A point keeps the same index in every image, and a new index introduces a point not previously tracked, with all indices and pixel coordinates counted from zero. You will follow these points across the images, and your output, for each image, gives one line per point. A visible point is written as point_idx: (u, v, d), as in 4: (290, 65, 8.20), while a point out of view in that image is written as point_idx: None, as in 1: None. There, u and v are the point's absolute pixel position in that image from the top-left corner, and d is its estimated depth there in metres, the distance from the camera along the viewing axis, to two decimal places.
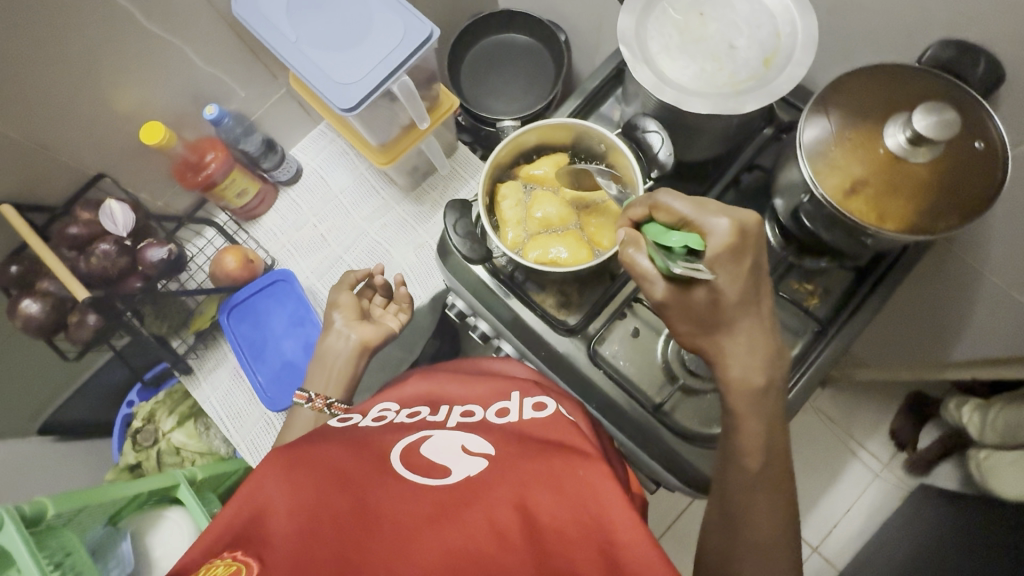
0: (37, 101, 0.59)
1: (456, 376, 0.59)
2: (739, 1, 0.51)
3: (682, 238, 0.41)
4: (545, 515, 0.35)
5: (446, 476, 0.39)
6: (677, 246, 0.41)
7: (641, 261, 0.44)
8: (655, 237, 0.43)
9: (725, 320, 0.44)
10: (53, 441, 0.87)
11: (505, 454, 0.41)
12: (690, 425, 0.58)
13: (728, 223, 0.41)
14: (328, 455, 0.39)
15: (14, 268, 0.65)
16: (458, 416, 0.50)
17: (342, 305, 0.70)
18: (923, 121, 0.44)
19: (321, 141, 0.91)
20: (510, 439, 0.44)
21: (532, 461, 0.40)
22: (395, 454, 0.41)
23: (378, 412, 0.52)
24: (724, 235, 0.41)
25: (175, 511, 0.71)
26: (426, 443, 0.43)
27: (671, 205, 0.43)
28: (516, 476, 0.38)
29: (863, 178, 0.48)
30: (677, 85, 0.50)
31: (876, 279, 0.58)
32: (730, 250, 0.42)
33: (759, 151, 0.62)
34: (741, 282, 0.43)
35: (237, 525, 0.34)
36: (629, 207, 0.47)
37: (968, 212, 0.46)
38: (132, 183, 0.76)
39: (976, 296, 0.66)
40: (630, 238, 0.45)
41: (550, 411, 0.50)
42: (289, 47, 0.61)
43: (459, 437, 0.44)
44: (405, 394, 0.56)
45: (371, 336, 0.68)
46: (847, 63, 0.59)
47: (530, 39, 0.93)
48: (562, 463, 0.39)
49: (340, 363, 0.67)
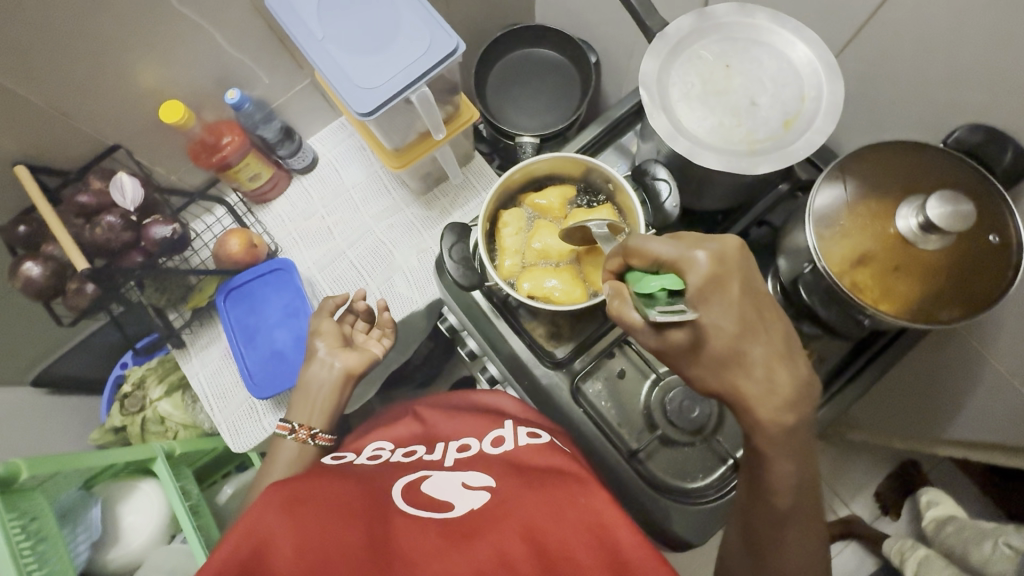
0: (61, 72, 0.60)
1: (448, 415, 0.59)
2: (767, 58, 0.51)
3: (661, 280, 0.39)
4: (558, 544, 0.35)
5: (449, 511, 0.39)
6: (657, 290, 0.39)
7: (629, 313, 0.42)
8: (634, 286, 0.41)
9: (732, 353, 0.40)
10: (45, 394, 0.89)
11: (506, 483, 0.42)
12: (664, 475, 0.57)
13: (705, 256, 0.39)
14: (328, 489, 0.39)
15: (22, 229, 0.66)
16: (455, 452, 0.50)
17: (324, 332, 0.71)
18: (937, 209, 0.43)
19: (340, 135, 0.92)
20: (512, 467, 0.45)
21: (536, 490, 0.40)
22: (397, 491, 0.42)
23: (373, 451, 0.53)
24: (703, 267, 0.39)
25: (148, 483, 0.73)
26: (426, 482, 0.44)
27: (645, 246, 0.40)
28: (521, 506, 0.38)
29: (869, 255, 0.47)
30: (692, 136, 0.50)
31: (875, 351, 0.57)
32: (714, 279, 0.39)
33: (772, 207, 0.61)
34: (734, 309, 0.39)
35: (237, 559, 0.32)
36: (608, 258, 0.45)
37: (973, 305, 0.45)
38: (148, 156, 0.77)
39: (978, 383, 0.63)
40: (613, 291, 0.44)
41: (550, 439, 0.50)
42: (315, 44, 0.61)
43: (458, 474, 0.45)
44: (399, 433, 0.57)
45: (355, 364, 0.69)
46: (874, 129, 0.57)
47: (560, 56, 0.92)
48: (568, 489, 0.40)
49: (323, 395, 0.67)
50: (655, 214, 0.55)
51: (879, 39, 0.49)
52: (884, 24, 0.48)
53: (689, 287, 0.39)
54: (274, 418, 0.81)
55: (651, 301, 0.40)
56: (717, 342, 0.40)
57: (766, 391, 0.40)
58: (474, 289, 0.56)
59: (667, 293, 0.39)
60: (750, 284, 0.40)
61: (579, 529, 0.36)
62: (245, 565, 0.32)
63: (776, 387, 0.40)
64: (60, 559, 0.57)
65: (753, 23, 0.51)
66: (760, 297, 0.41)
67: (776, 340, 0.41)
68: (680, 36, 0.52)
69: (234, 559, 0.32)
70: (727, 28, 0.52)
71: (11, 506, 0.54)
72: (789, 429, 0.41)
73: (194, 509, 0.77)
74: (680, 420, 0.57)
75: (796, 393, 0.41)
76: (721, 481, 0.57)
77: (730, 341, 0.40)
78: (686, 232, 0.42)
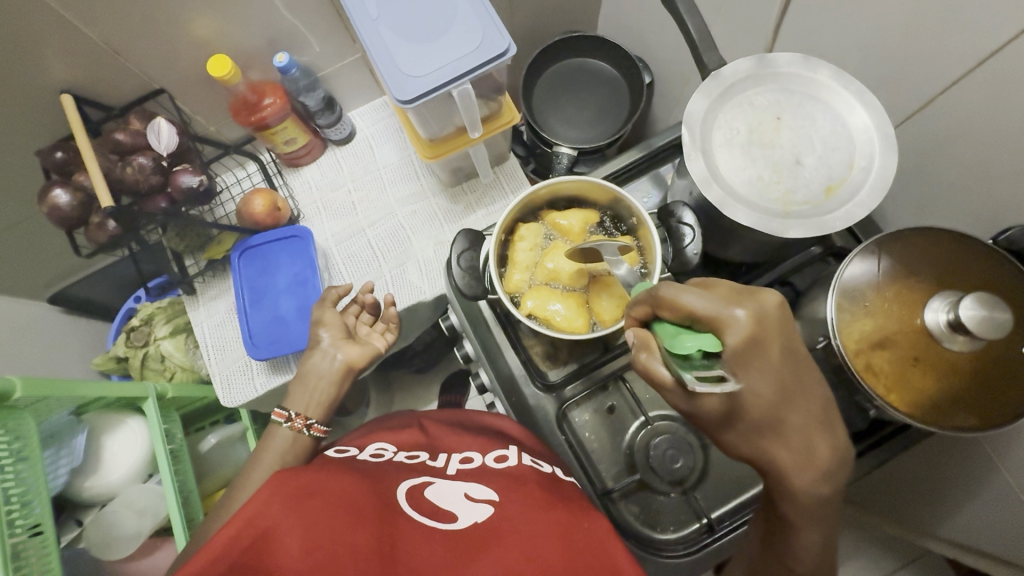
0: (119, 13, 0.61)
1: (453, 430, 0.59)
2: (823, 116, 0.49)
3: (698, 342, 0.36)
4: (560, 567, 0.38)
5: (453, 522, 0.43)
6: (692, 350, 0.36)
7: (658, 369, 0.40)
8: (666, 343, 0.38)
9: (768, 420, 0.38)
10: (58, 312, 0.92)
11: (508, 500, 0.45)
12: (634, 520, 0.56)
13: (746, 315, 0.36)
14: (332, 485, 0.42)
15: (59, 155, 0.68)
16: (457, 462, 0.52)
17: (328, 322, 0.71)
18: (970, 310, 0.41)
19: (382, 113, 0.92)
20: (513, 481, 0.48)
21: (542, 514, 0.43)
22: (402, 497, 0.45)
23: (375, 449, 0.54)
24: (744, 327, 0.36)
25: (136, 420, 0.73)
26: (429, 491, 0.47)
27: (679, 298, 0.38)
28: (526, 529, 0.41)
29: (888, 339, 0.45)
30: (727, 185, 0.48)
31: (875, 441, 0.54)
32: (753, 341, 0.36)
33: (798, 269, 0.60)
34: (776, 371, 0.37)
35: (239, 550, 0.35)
36: (633, 304, 0.43)
37: (989, 417, 0.43)
38: (190, 106, 0.78)
39: (981, 491, 0.58)
40: (641, 342, 0.41)
41: (553, 469, 0.52)
42: (368, 23, 0.61)
43: (462, 484, 0.48)
44: (402, 436, 0.57)
45: (357, 357, 0.70)
46: (918, 209, 0.55)
47: (614, 72, 0.90)
48: (567, 519, 0.43)
49: (322, 385, 0.68)
50: (673, 255, 0.54)
51: (946, 117, 0.46)
52: (954, 103, 0.44)
53: (725, 349, 0.36)
54: (267, 380, 0.82)
55: (686, 360, 0.37)
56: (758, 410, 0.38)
57: (792, 449, 0.39)
58: (476, 300, 0.56)
59: (703, 353, 0.37)
60: (787, 342, 0.38)
61: (588, 557, 0.39)
62: (246, 552, 0.35)
63: (787, 441, 0.39)
64: (37, 481, 0.59)
65: (814, 78, 0.49)
66: (797, 355, 0.39)
67: (814, 407, 0.39)
68: (735, 79, 0.50)
69: (236, 546, 0.35)
70: (786, 79, 0.50)
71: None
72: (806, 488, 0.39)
73: (175, 453, 0.78)
74: (662, 469, 0.56)
75: (806, 446, 0.39)
76: (689, 539, 0.55)
77: (768, 408, 0.38)
78: (721, 286, 0.39)
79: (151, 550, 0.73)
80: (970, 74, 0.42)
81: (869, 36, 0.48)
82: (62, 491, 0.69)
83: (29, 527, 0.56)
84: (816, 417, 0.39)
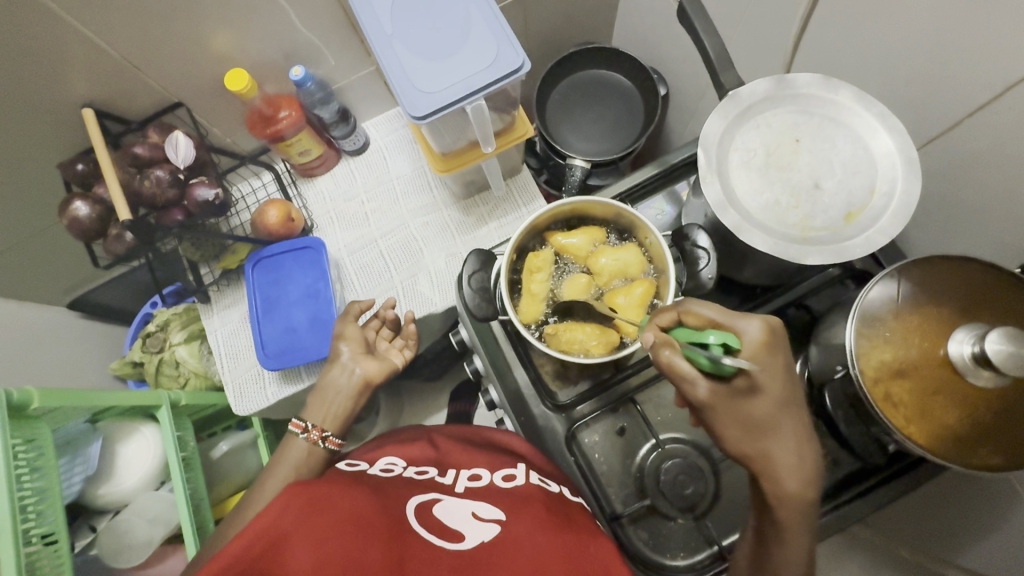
0: (139, 32, 0.62)
1: (462, 446, 0.59)
2: (842, 139, 0.48)
3: (719, 335, 0.39)
4: None
5: (460, 542, 0.42)
6: (715, 344, 0.40)
7: (680, 363, 0.42)
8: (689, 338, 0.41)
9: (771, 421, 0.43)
10: (77, 317, 0.93)
11: (516, 519, 0.44)
12: (642, 545, 0.55)
13: (759, 325, 0.41)
14: (342, 496, 0.42)
15: (80, 167, 0.70)
16: (466, 480, 0.52)
17: (349, 337, 0.71)
18: (996, 345, 0.39)
19: (396, 124, 0.93)
20: (521, 501, 0.47)
21: (550, 535, 0.42)
22: (410, 512, 0.45)
23: (385, 464, 0.54)
24: (757, 334, 0.41)
25: (150, 428, 0.74)
26: (437, 508, 0.46)
27: (699, 310, 0.43)
28: (531, 551, 0.40)
29: (909, 368, 0.44)
30: (743, 209, 0.48)
31: (892, 472, 0.53)
32: (767, 345, 0.41)
33: (816, 290, 0.59)
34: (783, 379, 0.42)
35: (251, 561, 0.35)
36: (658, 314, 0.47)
37: (1014, 455, 0.41)
38: (207, 118, 0.79)
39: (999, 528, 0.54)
40: (664, 339, 0.43)
41: (561, 488, 0.51)
42: (383, 39, 0.61)
43: (470, 502, 0.47)
44: (411, 450, 0.57)
45: (374, 373, 0.69)
46: (943, 232, 0.53)
47: (629, 84, 0.89)
48: (574, 542, 0.42)
49: (339, 400, 0.67)
50: (688, 277, 0.54)
51: (973, 142, 0.44)
52: (980, 126, 0.43)
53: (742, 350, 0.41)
54: (278, 389, 0.83)
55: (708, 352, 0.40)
56: (744, 401, 0.42)
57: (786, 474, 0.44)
58: (487, 320, 0.57)
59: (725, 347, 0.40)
60: (777, 360, 0.42)
61: None
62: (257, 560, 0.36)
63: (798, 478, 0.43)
64: (51, 489, 0.59)
65: (836, 99, 0.48)
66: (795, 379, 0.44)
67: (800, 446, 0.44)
68: (753, 100, 0.50)
69: (247, 556, 0.36)
70: (805, 100, 0.49)
71: (16, 430, 0.56)
72: (809, 502, 0.43)
73: (187, 461, 0.79)
74: (671, 494, 0.55)
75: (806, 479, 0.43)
76: (700, 566, 0.54)
77: (772, 412, 0.43)
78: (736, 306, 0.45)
79: (161, 559, 0.74)
80: (999, 98, 0.40)
81: (893, 56, 0.47)
82: (77, 498, 0.70)
83: (41, 536, 0.57)
84: (779, 416, 0.43)
